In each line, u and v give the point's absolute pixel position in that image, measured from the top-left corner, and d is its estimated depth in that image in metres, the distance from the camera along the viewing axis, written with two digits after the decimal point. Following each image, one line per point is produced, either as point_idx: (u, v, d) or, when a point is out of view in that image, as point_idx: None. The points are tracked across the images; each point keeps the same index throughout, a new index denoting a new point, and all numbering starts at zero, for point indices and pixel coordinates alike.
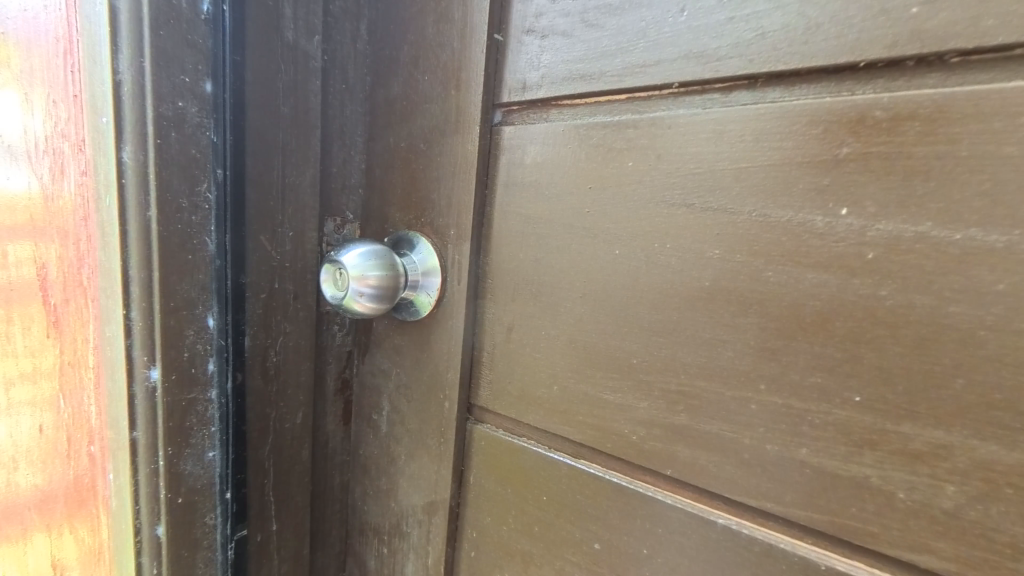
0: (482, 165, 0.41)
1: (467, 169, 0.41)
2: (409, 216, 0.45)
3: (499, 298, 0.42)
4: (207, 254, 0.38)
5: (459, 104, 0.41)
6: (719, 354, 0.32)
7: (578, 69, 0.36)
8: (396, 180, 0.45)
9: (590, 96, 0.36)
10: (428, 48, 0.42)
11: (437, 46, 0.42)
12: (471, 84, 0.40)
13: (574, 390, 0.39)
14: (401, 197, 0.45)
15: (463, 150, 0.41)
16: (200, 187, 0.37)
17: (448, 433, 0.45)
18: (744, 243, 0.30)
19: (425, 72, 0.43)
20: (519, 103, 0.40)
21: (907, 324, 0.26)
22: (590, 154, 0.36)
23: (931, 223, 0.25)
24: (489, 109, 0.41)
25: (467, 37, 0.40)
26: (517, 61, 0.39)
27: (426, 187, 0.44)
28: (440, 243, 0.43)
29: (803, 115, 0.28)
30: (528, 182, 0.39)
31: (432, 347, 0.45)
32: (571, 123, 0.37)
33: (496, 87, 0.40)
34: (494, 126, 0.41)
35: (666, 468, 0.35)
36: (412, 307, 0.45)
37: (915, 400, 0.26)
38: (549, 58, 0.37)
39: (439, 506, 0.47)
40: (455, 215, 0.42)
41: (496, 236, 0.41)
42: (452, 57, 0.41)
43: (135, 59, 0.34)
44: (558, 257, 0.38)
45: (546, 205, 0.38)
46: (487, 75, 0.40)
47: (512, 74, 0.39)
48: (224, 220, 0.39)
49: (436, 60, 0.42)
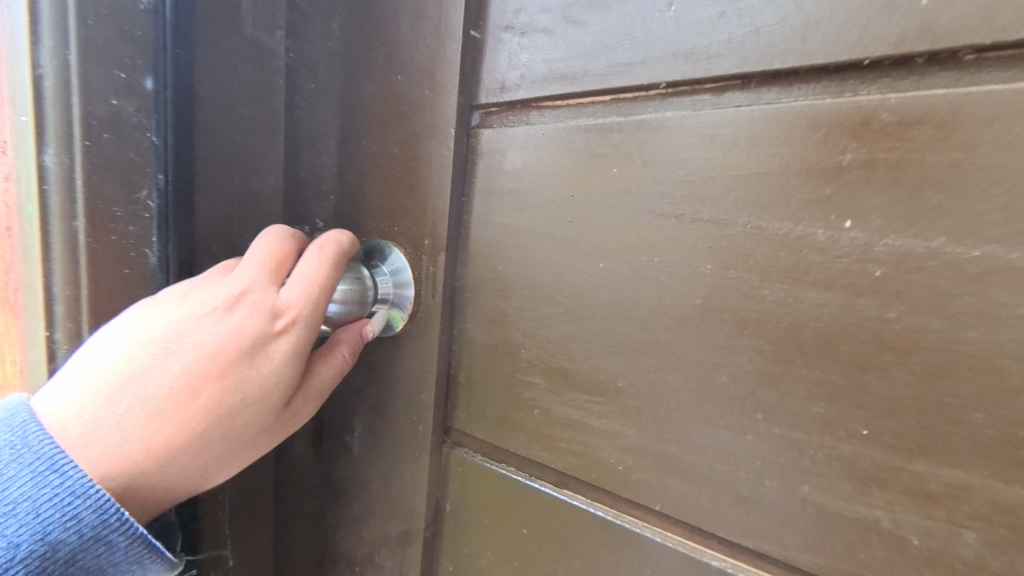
0: (459, 171, 0.38)
1: (442, 175, 0.38)
2: (383, 224, 0.42)
3: (477, 313, 0.39)
4: (149, 267, 0.35)
5: (433, 105, 0.38)
6: (712, 378, 0.29)
7: (558, 69, 0.33)
8: (368, 186, 0.42)
9: (572, 98, 0.34)
10: (401, 45, 0.40)
11: (410, 45, 0.39)
12: (446, 83, 0.38)
13: (556, 413, 0.36)
14: (374, 204, 0.42)
15: (438, 156, 0.39)
16: (139, 194, 0.34)
17: (423, 457, 0.42)
18: (738, 258, 0.28)
19: (398, 72, 0.40)
20: (497, 105, 0.37)
21: (918, 350, 0.23)
22: (572, 160, 0.33)
23: (946, 239, 0.22)
24: (466, 111, 0.38)
25: (442, 34, 0.37)
26: (494, 60, 0.36)
27: (400, 193, 0.41)
28: (414, 253, 0.40)
29: (803, 118, 0.26)
30: (508, 192, 0.36)
31: (406, 364, 0.42)
32: (553, 126, 0.34)
33: (473, 88, 0.37)
34: (472, 129, 0.38)
35: (655, 501, 0.32)
36: (387, 323, 0.42)
37: (929, 436, 0.23)
38: (528, 57, 0.35)
39: (413, 537, 0.43)
40: (431, 226, 0.39)
41: (475, 247, 0.38)
42: (427, 56, 0.38)
43: (59, 55, 0.31)
44: (539, 272, 0.35)
45: (527, 214, 0.36)
46: (463, 75, 0.37)
47: (489, 73, 0.37)
48: (167, 230, 0.36)
49: (410, 59, 0.39)
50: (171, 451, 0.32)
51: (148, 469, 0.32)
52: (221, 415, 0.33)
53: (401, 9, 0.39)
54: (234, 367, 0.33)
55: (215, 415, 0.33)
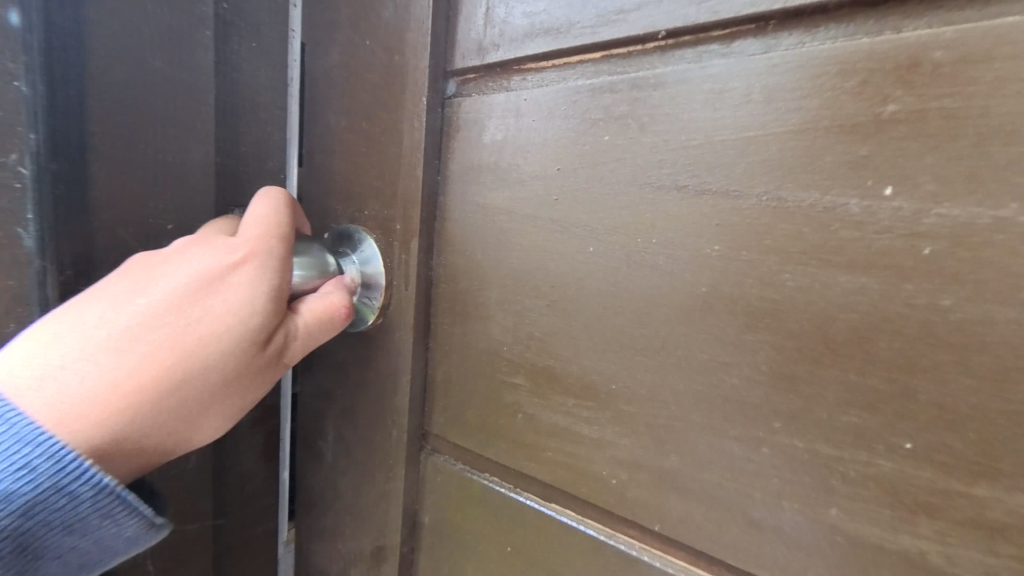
0: (432, 145, 0.34)
1: (414, 151, 0.34)
2: (351, 209, 0.38)
3: (454, 307, 0.35)
4: (27, 247, 0.30)
5: (404, 72, 0.34)
6: (721, 381, 0.25)
7: (541, 23, 0.29)
8: (336, 165, 0.38)
9: (557, 57, 0.29)
10: (367, 6, 0.35)
11: (378, 5, 0.35)
12: (416, 46, 0.33)
13: (542, 420, 0.31)
14: (342, 186, 0.38)
15: (409, 130, 0.34)
16: (8, 156, 0.29)
17: (398, 466, 0.38)
18: (752, 237, 0.23)
19: (365, 36, 0.36)
20: (474, 69, 0.32)
21: (980, 348, 0.19)
22: (559, 128, 0.29)
23: (1018, 206, 0.18)
24: (440, 78, 0.34)
25: None
26: (470, 19, 0.32)
27: (369, 173, 0.37)
28: (385, 240, 0.36)
29: (832, 64, 0.21)
30: (485, 167, 0.32)
31: (378, 363, 0.38)
32: (536, 90, 0.30)
33: (447, 51, 0.33)
34: (447, 98, 0.34)
35: (653, 522, 0.28)
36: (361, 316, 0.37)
37: (993, 454, 0.19)
38: (507, 13, 0.30)
39: (388, 553, 0.40)
40: (402, 207, 0.35)
41: (449, 231, 0.34)
42: (395, 15, 0.34)
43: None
44: (520, 257, 0.31)
45: (508, 192, 0.31)
46: (435, 36, 0.33)
47: (464, 34, 0.32)
48: (47, 201, 0.30)
49: (377, 20, 0.35)
50: (132, 399, 0.27)
51: (120, 426, 0.27)
52: (193, 358, 0.28)
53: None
54: (195, 308, 0.29)
55: (186, 357, 0.28)
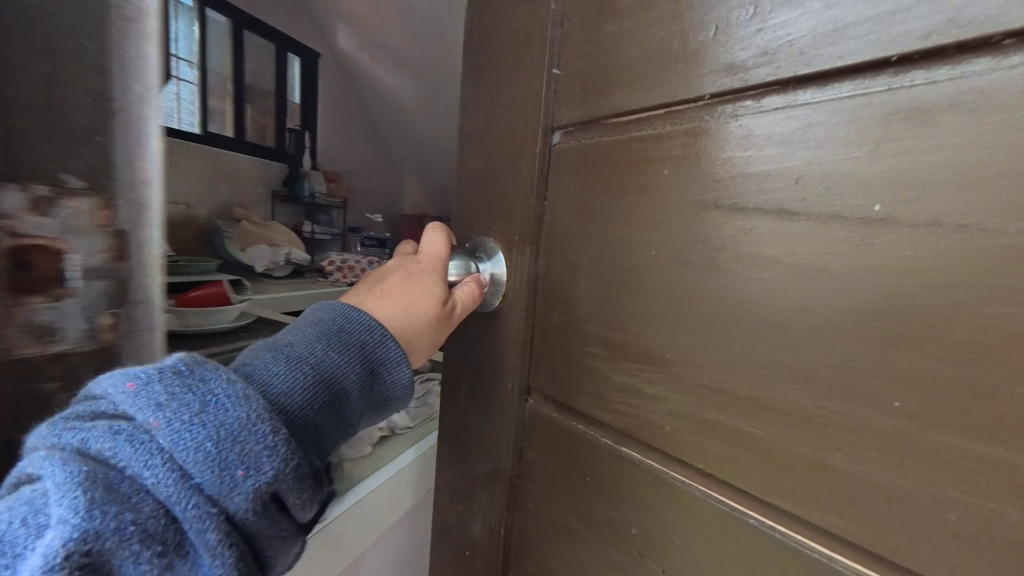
0: (541, 180, 0.48)
1: (529, 184, 0.49)
2: (484, 225, 0.54)
3: (552, 294, 0.48)
4: None
5: (524, 130, 0.49)
6: (750, 351, 0.33)
7: (621, 92, 0.41)
8: (476, 195, 0.56)
9: (631, 113, 0.40)
10: (502, 86, 0.52)
11: (511, 87, 0.51)
12: (534, 113, 0.48)
13: (614, 380, 0.42)
14: (479, 209, 0.55)
15: (528, 171, 0.49)
16: None
17: (510, 410, 0.53)
18: (774, 243, 0.31)
19: (500, 107, 0.52)
20: (572, 124, 0.45)
21: (950, 326, 0.24)
22: (632, 164, 0.40)
23: (979, 218, 0.23)
24: (548, 133, 0.47)
25: (532, 75, 0.48)
26: (570, 90, 0.45)
27: (497, 200, 0.53)
28: (506, 247, 0.52)
29: (832, 115, 0.28)
30: (578, 192, 0.44)
31: (498, 335, 0.53)
32: (616, 137, 0.41)
33: (554, 114, 0.47)
34: (552, 146, 0.47)
35: (697, 461, 0.36)
36: (489, 300, 0.53)
37: (963, 410, 0.24)
38: (597, 85, 0.43)
39: (501, 474, 0.54)
40: (518, 225, 0.50)
41: (549, 240, 0.48)
42: (523, 94, 0.50)
43: None
44: (600, 260, 0.43)
45: (594, 211, 0.43)
46: (546, 105, 0.47)
47: (566, 100, 0.46)
48: None
49: (508, 96, 0.51)
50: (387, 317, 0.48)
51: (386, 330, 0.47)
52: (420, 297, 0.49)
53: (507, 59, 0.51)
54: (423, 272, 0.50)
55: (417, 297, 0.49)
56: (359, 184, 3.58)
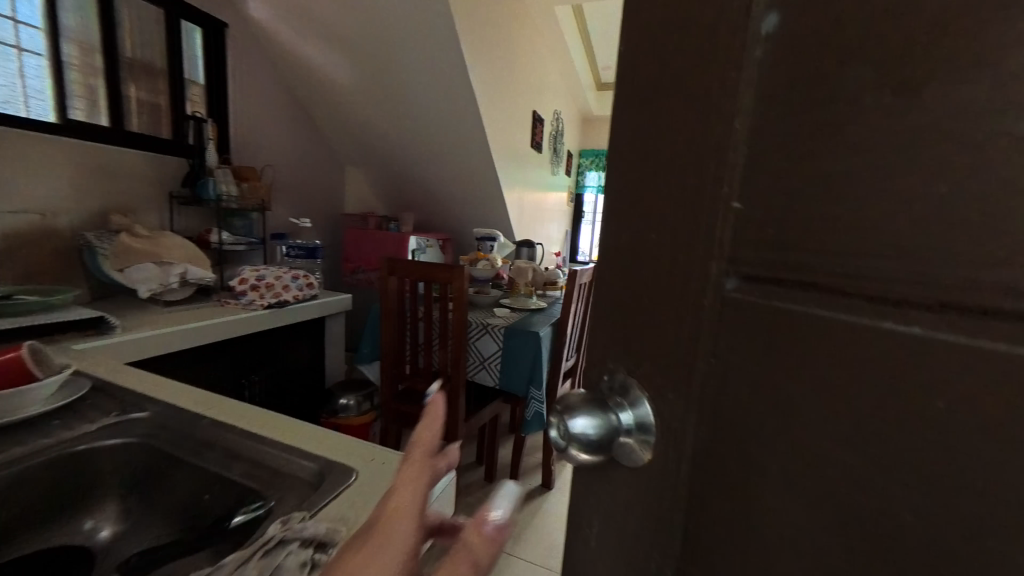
0: (709, 337, 0.33)
1: (689, 337, 0.34)
2: (603, 358, 0.40)
3: (718, 496, 0.34)
4: None
5: (677, 257, 0.34)
6: None
7: (884, 258, 0.25)
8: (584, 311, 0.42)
9: (899, 296, 0.25)
10: (637, 183, 0.37)
11: (658, 189, 0.35)
12: (695, 237, 0.33)
13: None
14: (592, 333, 0.42)
15: (686, 321, 0.34)
16: None
17: None
18: None
19: (632, 208, 0.37)
20: (763, 276, 0.30)
21: None
22: (896, 374, 0.25)
23: None
24: (717, 276, 0.33)
25: (699, 180, 0.33)
26: (765, 222, 0.30)
27: (625, 334, 0.38)
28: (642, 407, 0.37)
29: None
30: (764, 377, 0.31)
31: (620, 512, 0.40)
32: (867, 323, 0.26)
33: (733, 249, 0.32)
34: (725, 294, 0.32)
35: None
36: (634, 452, 0.38)
37: None
38: (826, 228, 0.27)
39: None
40: (671, 390, 0.35)
41: (717, 426, 0.33)
42: (684, 207, 0.34)
43: None
44: (806, 487, 0.29)
45: (806, 418, 0.29)
46: (721, 232, 0.32)
47: (757, 235, 0.31)
48: None
49: (645, 198, 0.36)
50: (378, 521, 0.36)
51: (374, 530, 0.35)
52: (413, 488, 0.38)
53: (652, 150, 0.36)
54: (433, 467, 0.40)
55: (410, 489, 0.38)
56: (304, 180, 3.21)
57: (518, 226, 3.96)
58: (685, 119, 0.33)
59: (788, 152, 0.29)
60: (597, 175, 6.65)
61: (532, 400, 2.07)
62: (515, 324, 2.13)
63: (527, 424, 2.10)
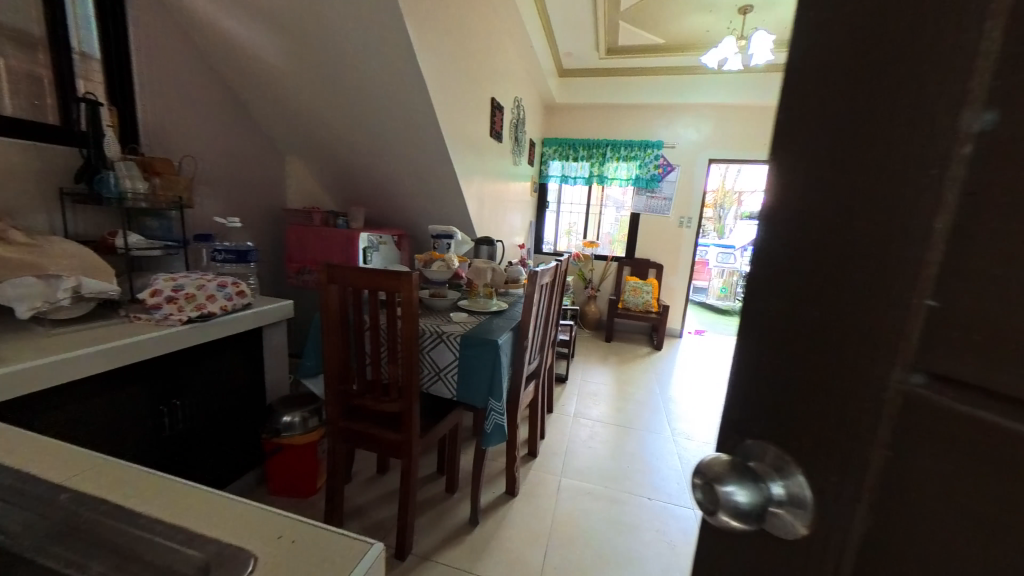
0: (888, 429, 0.34)
1: (863, 426, 0.36)
2: (773, 428, 0.44)
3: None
4: None
5: (856, 350, 0.36)
6: None
7: None
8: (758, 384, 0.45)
9: None
10: (817, 270, 0.39)
11: (843, 280, 0.37)
12: (877, 334, 0.34)
13: None
14: (764, 404, 0.45)
15: (869, 409, 0.35)
16: None
17: None
18: None
19: (812, 296, 0.39)
20: (950, 379, 0.30)
21: None
22: None
23: None
24: (899, 371, 0.33)
25: (885, 277, 0.33)
26: (948, 326, 0.30)
27: (803, 414, 0.41)
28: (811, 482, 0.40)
29: None
30: (953, 482, 0.31)
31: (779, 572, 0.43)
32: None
33: (911, 347, 0.32)
34: (910, 390, 0.32)
35: None
36: (789, 523, 0.41)
37: None
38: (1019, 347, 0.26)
39: None
40: (837, 469, 0.37)
41: (887, 513, 0.35)
42: (867, 300, 0.35)
43: None
44: None
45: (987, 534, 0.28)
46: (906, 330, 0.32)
47: (934, 337, 0.31)
48: None
49: (828, 289, 0.38)
50: None
51: None
52: None
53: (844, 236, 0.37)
54: None
55: None
56: (235, 172, 2.89)
57: (478, 219, 3.81)
58: (881, 206, 0.34)
59: (1003, 262, 0.27)
60: (558, 164, 6.57)
61: (491, 412, 1.95)
62: (472, 332, 2.00)
63: (488, 436, 1.98)
